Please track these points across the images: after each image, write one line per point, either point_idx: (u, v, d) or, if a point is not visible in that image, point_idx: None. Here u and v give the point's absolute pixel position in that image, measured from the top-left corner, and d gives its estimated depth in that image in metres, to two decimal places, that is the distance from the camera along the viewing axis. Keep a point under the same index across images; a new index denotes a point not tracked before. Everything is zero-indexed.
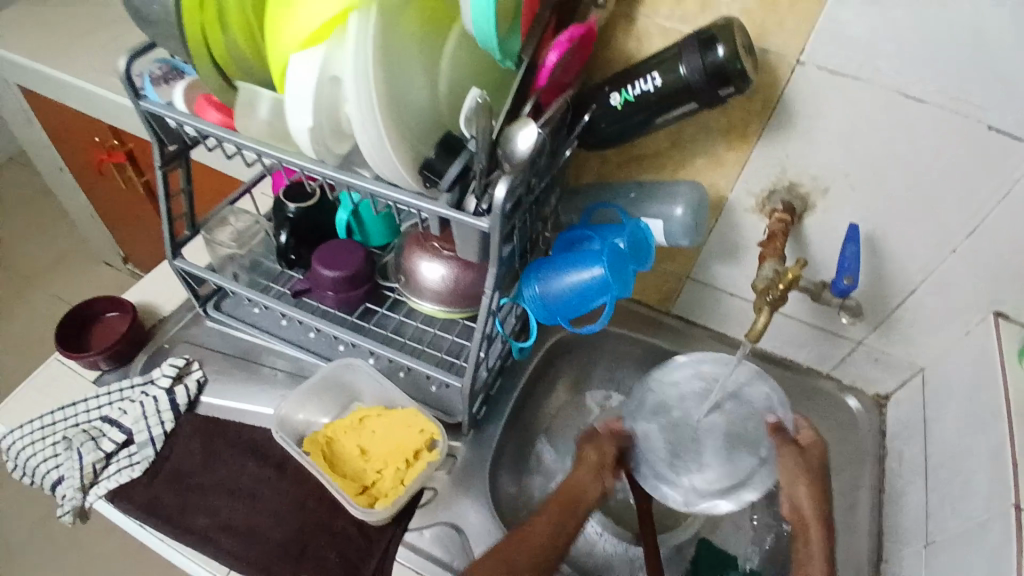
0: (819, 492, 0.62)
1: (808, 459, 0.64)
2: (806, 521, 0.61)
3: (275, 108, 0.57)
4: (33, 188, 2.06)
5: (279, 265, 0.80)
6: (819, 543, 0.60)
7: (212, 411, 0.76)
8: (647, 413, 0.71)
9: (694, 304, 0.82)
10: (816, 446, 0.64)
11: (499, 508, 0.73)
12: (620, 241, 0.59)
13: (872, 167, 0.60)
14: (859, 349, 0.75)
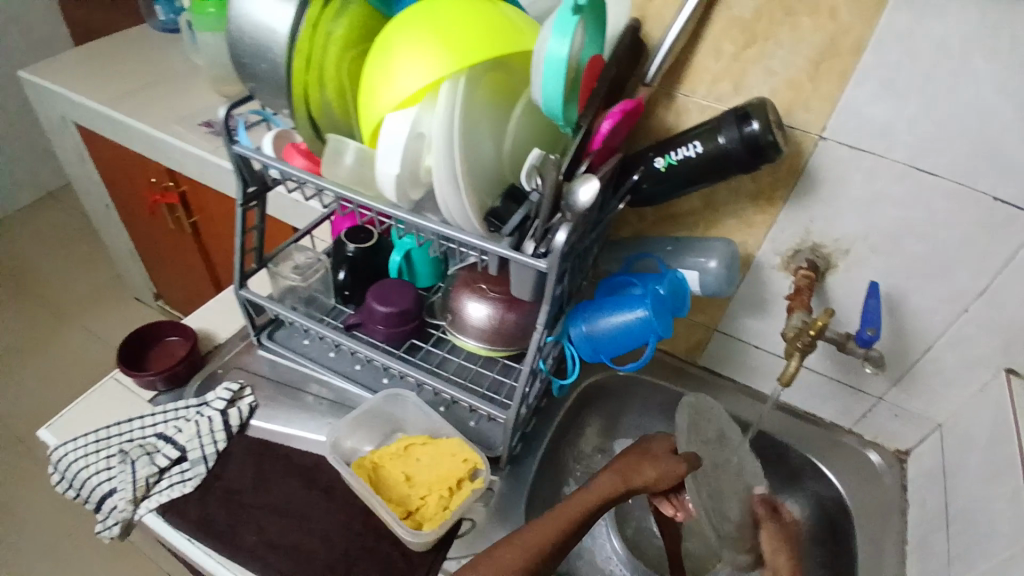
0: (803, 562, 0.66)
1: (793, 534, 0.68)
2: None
3: (359, 157, 0.65)
4: (78, 227, 2.17)
5: (333, 300, 0.86)
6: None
7: (258, 434, 0.79)
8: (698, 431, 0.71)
9: (721, 355, 0.87)
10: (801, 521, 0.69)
11: None
12: (659, 287, 0.64)
13: (890, 233, 0.66)
14: (881, 405, 0.80)
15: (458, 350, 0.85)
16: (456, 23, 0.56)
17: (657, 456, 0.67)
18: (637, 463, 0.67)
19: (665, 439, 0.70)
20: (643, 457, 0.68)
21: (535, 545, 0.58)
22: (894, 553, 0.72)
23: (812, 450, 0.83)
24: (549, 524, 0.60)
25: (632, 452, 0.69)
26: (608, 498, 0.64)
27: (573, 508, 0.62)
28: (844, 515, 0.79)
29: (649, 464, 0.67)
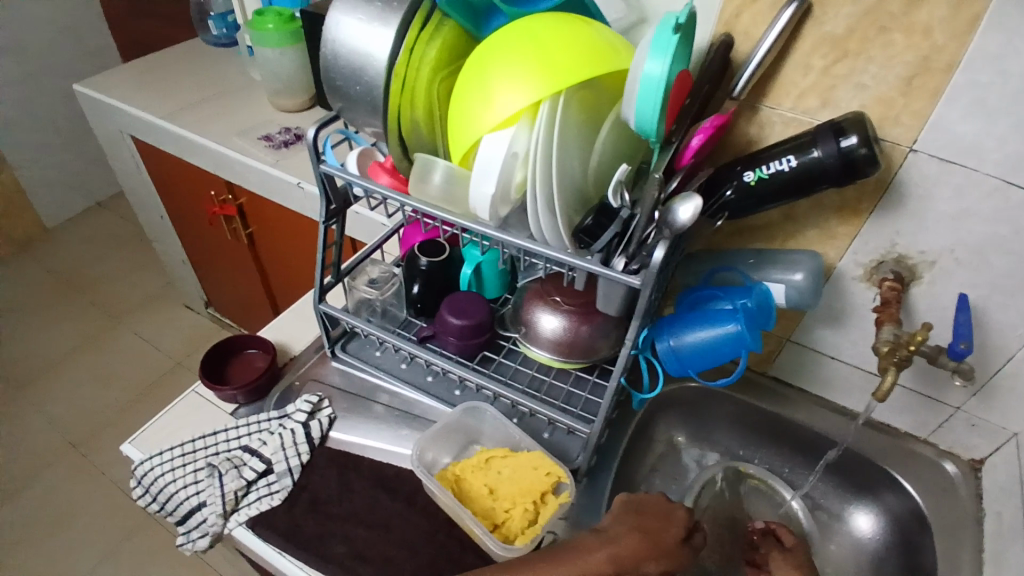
0: None
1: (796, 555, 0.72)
2: None
3: (446, 175, 0.66)
4: (131, 235, 2.27)
5: (406, 313, 0.87)
6: None
7: (339, 446, 0.80)
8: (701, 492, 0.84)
9: (794, 366, 0.87)
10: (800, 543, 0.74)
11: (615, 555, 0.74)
12: (744, 300, 0.65)
13: (978, 245, 0.66)
14: (958, 415, 0.79)
15: (531, 361, 0.86)
16: (554, 46, 0.57)
17: (666, 549, 0.59)
18: (636, 545, 0.58)
19: (679, 516, 0.63)
20: (649, 540, 0.59)
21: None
22: (972, 564, 0.71)
23: (884, 460, 0.82)
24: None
25: (634, 523, 0.61)
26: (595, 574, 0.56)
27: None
28: (921, 528, 0.78)
29: (645, 552, 0.58)
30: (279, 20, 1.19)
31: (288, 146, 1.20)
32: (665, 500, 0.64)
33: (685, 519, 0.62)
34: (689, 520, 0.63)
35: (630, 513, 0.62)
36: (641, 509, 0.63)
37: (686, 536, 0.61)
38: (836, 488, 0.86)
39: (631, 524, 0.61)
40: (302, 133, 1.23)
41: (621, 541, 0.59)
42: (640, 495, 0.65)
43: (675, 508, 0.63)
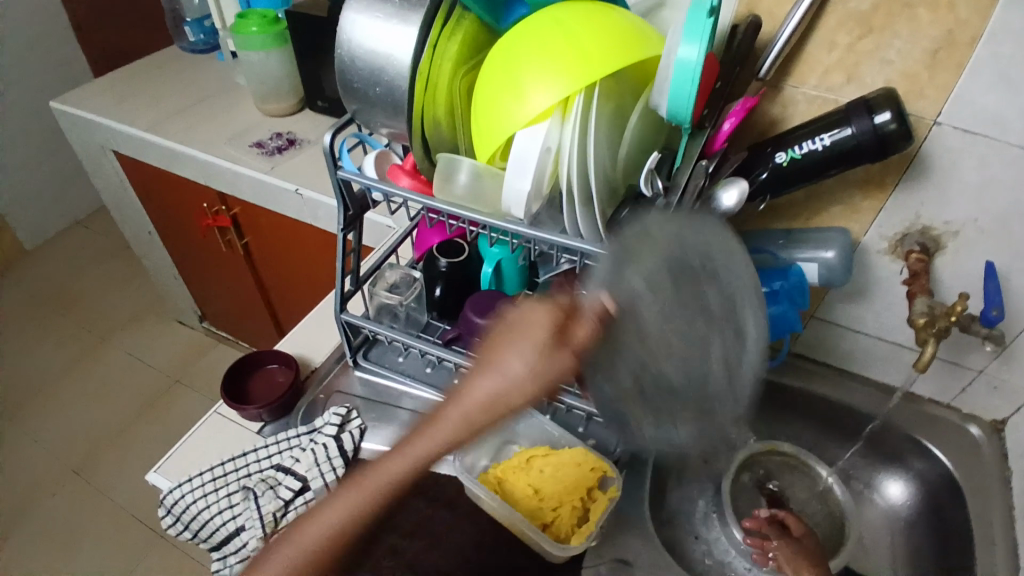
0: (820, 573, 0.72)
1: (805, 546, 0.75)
2: None
3: (472, 174, 0.64)
4: (115, 252, 2.20)
5: (427, 315, 0.86)
6: None
7: (374, 457, 0.79)
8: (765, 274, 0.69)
9: (817, 341, 0.88)
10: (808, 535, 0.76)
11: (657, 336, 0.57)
12: (778, 285, 0.67)
13: (1003, 212, 0.66)
14: (980, 378, 0.79)
15: None
16: (586, 35, 0.56)
17: (540, 358, 0.48)
18: (501, 386, 0.48)
19: (541, 314, 0.48)
20: (521, 373, 0.48)
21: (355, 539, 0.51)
22: (1004, 523, 0.73)
23: (910, 427, 0.83)
24: (379, 497, 0.51)
25: (510, 363, 0.48)
26: (462, 422, 0.49)
27: (415, 466, 0.50)
28: (951, 491, 0.79)
29: (512, 385, 0.48)
30: (264, 23, 1.16)
31: (282, 151, 1.17)
32: (545, 304, 0.49)
33: (559, 312, 0.48)
34: (573, 309, 0.48)
35: (494, 350, 0.49)
36: (506, 323, 0.50)
37: (563, 327, 0.48)
38: (864, 459, 0.88)
39: (505, 342, 0.49)
40: (295, 138, 1.20)
41: (484, 392, 0.48)
42: (516, 304, 0.52)
43: (539, 308, 0.49)
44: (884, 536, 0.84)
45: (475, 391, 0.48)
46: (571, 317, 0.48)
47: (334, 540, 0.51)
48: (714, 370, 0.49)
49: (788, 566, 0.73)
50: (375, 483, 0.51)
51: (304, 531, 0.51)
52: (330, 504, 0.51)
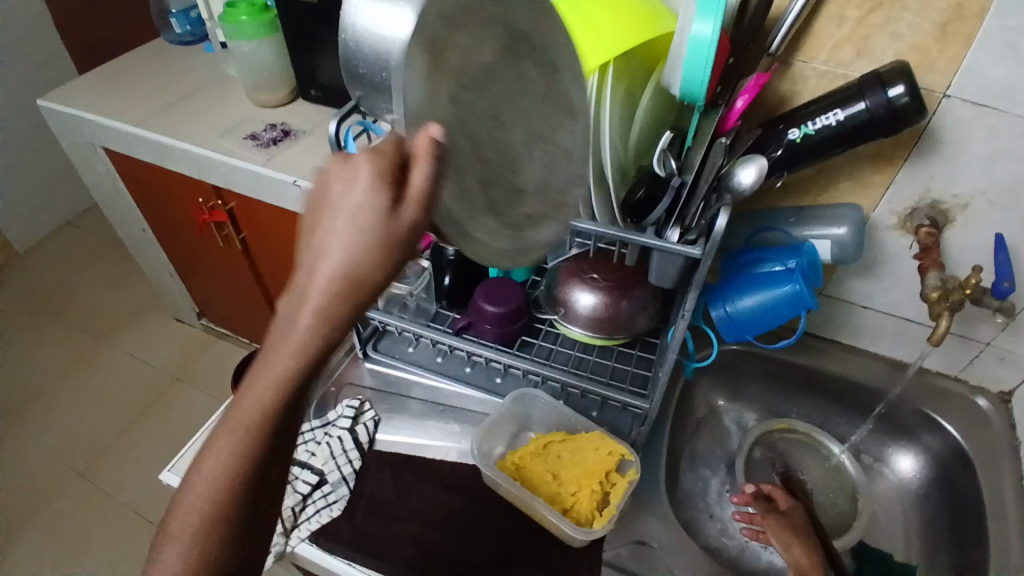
0: (811, 547, 0.71)
1: (792, 520, 0.74)
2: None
3: None
4: (108, 251, 2.17)
5: (435, 305, 0.85)
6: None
7: (388, 448, 0.78)
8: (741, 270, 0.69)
9: (826, 319, 0.88)
10: (795, 508, 0.76)
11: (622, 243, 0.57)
12: (795, 261, 0.65)
13: (1012, 184, 0.66)
14: (987, 350, 0.80)
15: (569, 342, 0.84)
16: (602, 15, 0.55)
17: (377, 217, 0.34)
18: (346, 254, 0.34)
19: (373, 155, 0.35)
20: (348, 248, 0.34)
21: (248, 503, 0.39)
22: (1014, 492, 0.74)
23: (920, 401, 0.85)
24: (264, 428, 0.38)
25: (330, 241, 0.35)
26: (318, 321, 0.35)
27: (273, 403, 0.37)
28: (961, 463, 0.81)
29: (358, 256, 0.35)
30: (253, 11, 1.12)
31: (277, 143, 1.15)
32: (342, 157, 0.36)
33: (393, 150, 0.36)
34: (401, 145, 0.36)
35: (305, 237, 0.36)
36: (316, 196, 0.36)
37: (395, 179, 0.35)
38: (875, 435, 0.89)
39: (327, 207, 0.35)
40: (289, 128, 1.17)
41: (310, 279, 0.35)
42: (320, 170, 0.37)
43: (352, 160, 0.36)
44: (896, 509, 0.85)
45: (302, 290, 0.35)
46: (404, 164, 0.36)
47: (221, 513, 0.38)
48: (533, 80, 0.50)
49: (775, 538, 0.73)
50: (231, 439, 0.38)
51: (175, 524, 0.38)
52: (190, 483, 0.38)
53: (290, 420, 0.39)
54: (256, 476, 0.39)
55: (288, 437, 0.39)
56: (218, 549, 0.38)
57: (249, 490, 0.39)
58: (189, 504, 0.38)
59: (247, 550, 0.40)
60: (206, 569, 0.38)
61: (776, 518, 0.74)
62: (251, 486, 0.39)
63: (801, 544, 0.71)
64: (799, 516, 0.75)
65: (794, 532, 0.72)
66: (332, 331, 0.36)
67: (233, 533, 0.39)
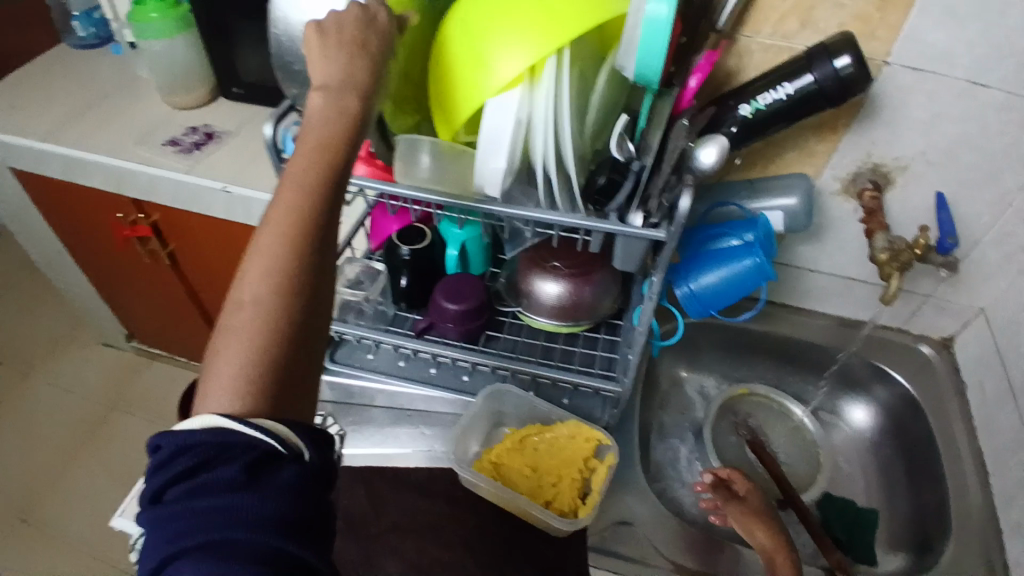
0: (773, 530, 0.69)
1: (752, 505, 0.72)
2: (773, 555, 0.67)
3: (435, 159, 0.62)
4: (19, 274, 1.99)
5: (394, 307, 0.81)
6: (786, 568, 0.66)
7: (357, 462, 0.75)
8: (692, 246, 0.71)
9: (777, 284, 0.90)
10: (755, 492, 0.73)
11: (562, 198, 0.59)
12: (752, 234, 0.67)
13: (948, 147, 0.69)
14: (928, 302, 0.85)
15: (535, 332, 0.83)
16: None
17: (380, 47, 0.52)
18: (371, 59, 0.51)
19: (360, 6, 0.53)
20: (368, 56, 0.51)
21: (317, 246, 0.43)
22: (965, 433, 0.79)
23: (869, 354, 0.89)
24: (322, 174, 0.45)
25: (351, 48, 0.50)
26: (353, 102, 0.49)
27: (330, 150, 0.46)
28: (912, 411, 0.85)
29: (372, 59, 0.51)
30: (162, 6, 1.03)
31: (200, 147, 1.06)
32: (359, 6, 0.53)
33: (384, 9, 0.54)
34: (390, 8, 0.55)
35: (325, 55, 0.50)
36: (327, 26, 0.51)
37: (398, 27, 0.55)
38: (831, 391, 0.93)
39: (340, 37, 0.51)
40: (212, 131, 1.09)
41: (345, 80, 0.49)
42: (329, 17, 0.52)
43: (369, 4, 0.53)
44: (856, 460, 0.89)
45: (337, 90, 0.48)
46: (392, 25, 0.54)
47: (300, 240, 0.42)
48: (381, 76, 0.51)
49: (739, 526, 0.70)
50: (284, 217, 0.43)
51: (246, 299, 0.41)
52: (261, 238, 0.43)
53: (342, 178, 0.46)
54: (316, 261, 0.43)
55: (332, 235, 0.45)
56: (298, 290, 0.41)
57: (316, 238, 0.43)
58: (254, 281, 0.41)
59: (316, 297, 0.42)
60: (297, 293, 0.41)
61: (736, 510, 0.71)
62: (311, 262, 0.43)
63: (764, 529, 0.69)
64: (759, 502, 0.72)
65: (756, 518, 0.70)
66: (359, 123, 0.48)
67: (311, 270, 0.42)
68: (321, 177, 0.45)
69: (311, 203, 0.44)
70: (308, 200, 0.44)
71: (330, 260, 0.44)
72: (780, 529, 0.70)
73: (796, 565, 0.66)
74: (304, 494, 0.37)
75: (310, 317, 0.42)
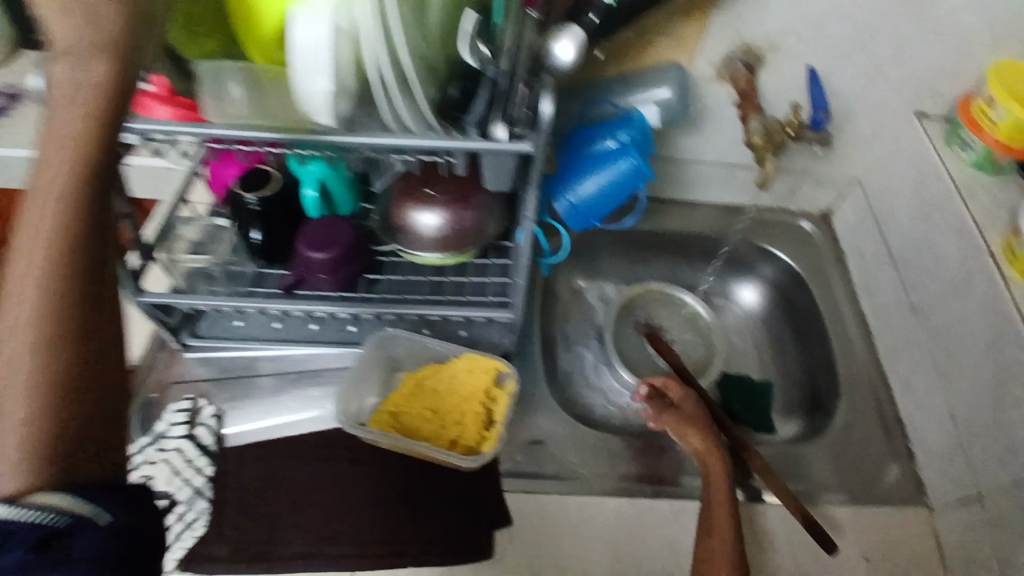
0: (705, 435, 0.69)
1: (685, 412, 0.71)
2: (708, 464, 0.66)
3: (250, 86, 0.51)
4: None
5: (253, 265, 0.72)
6: (719, 477, 0.65)
7: (244, 438, 0.69)
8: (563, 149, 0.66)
9: (663, 179, 0.87)
10: (687, 399, 0.73)
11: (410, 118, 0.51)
12: (626, 134, 0.62)
13: (819, 18, 0.66)
14: (808, 178, 0.86)
15: (421, 268, 0.76)
16: None
17: None
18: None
19: None
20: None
21: (81, 262, 0.39)
22: (847, 300, 0.83)
23: (753, 236, 0.89)
24: (71, 177, 0.38)
25: None
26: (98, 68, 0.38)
27: (75, 143, 0.38)
28: (795, 284, 0.87)
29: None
30: None
31: None
32: None
33: None
34: None
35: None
36: None
37: None
38: (720, 274, 0.93)
39: None
40: None
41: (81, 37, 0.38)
42: None
43: None
44: (748, 340, 0.89)
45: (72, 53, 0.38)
46: None
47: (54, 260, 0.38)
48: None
49: (672, 432, 0.70)
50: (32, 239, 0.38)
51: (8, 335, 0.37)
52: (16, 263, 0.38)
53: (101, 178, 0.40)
54: (86, 276, 0.39)
55: (100, 245, 0.40)
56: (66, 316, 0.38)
57: (76, 253, 0.38)
58: (15, 313, 0.37)
59: (96, 314, 0.39)
60: (68, 317, 0.38)
61: (667, 414, 0.71)
62: (76, 281, 0.38)
63: (696, 434, 0.68)
64: (693, 408, 0.72)
65: (688, 424, 0.70)
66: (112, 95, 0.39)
67: (77, 289, 0.38)
68: (68, 182, 0.38)
69: (62, 214, 0.38)
70: (56, 213, 0.38)
71: (107, 271, 0.41)
72: (712, 433, 0.69)
73: (728, 472, 0.65)
74: (117, 561, 0.34)
75: (93, 338, 0.39)
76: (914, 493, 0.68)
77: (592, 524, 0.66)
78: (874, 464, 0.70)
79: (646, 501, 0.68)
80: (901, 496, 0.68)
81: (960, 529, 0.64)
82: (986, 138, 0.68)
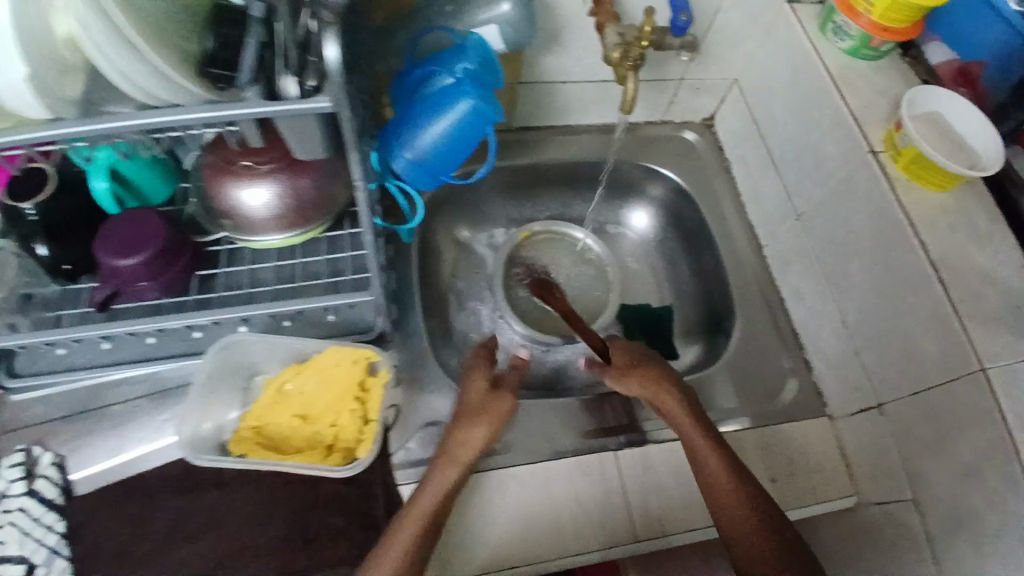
0: (658, 379, 0.62)
1: (629, 357, 0.65)
2: (687, 430, 0.59)
3: None
4: None
5: (58, 283, 0.62)
6: (704, 444, 0.58)
7: (99, 482, 0.60)
8: (401, 93, 0.55)
9: (533, 107, 0.78)
10: (619, 340, 0.68)
11: (163, 87, 0.41)
12: (464, 64, 0.52)
13: None
14: (683, 85, 0.78)
15: (264, 253, 0.66)
16: None
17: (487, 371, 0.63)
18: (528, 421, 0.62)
19: None
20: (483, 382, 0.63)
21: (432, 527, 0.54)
22: (734, 211, 0.80)
23: (636, 155, 0.82)
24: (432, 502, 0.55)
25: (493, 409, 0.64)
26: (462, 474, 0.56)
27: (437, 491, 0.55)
28: (686, 201, 0.81)
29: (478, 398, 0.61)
30: None
31: None
32: None
33: None
34: None
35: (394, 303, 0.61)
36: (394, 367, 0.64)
37: None
38: (608, 200, 0.87)
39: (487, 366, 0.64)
40: None
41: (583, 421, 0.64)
42: None
43: None
44: (647, 266, 0.85)
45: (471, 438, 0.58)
46: None
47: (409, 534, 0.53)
48: None
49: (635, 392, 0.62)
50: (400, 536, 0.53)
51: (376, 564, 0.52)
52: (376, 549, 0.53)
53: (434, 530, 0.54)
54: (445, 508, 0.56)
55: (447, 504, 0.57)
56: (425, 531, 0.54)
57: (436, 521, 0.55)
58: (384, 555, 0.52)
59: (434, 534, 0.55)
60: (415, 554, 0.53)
61: (620, 378, 0.63)
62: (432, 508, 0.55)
63: (649, 382, 0.62)
64: (631, 349, 0.66)
65: (642, 378, 0.62)
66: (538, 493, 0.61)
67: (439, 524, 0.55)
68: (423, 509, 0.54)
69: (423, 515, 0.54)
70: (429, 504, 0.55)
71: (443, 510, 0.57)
72: (662, 378, 0.62)
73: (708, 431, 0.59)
74: None
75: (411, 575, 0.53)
76: (815, 406, 0.68)
77: (500, 499, 0.61)
78: (770, 383, 0.70)
79: (551, 464, 0.64)
80: (803, 411, 0.68)
81: (861, 433, 0.64)
82: (861, 21, 0.62)
